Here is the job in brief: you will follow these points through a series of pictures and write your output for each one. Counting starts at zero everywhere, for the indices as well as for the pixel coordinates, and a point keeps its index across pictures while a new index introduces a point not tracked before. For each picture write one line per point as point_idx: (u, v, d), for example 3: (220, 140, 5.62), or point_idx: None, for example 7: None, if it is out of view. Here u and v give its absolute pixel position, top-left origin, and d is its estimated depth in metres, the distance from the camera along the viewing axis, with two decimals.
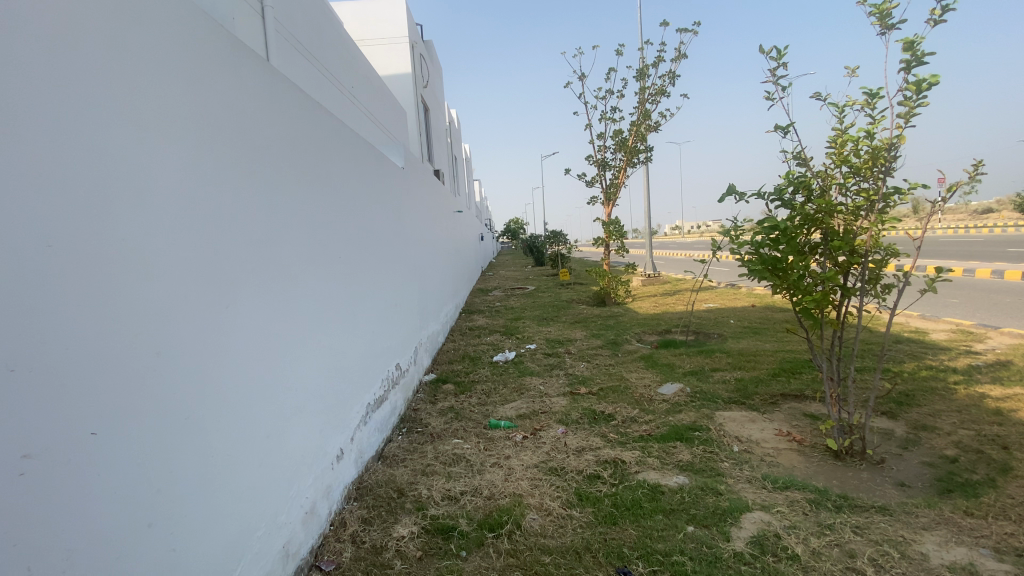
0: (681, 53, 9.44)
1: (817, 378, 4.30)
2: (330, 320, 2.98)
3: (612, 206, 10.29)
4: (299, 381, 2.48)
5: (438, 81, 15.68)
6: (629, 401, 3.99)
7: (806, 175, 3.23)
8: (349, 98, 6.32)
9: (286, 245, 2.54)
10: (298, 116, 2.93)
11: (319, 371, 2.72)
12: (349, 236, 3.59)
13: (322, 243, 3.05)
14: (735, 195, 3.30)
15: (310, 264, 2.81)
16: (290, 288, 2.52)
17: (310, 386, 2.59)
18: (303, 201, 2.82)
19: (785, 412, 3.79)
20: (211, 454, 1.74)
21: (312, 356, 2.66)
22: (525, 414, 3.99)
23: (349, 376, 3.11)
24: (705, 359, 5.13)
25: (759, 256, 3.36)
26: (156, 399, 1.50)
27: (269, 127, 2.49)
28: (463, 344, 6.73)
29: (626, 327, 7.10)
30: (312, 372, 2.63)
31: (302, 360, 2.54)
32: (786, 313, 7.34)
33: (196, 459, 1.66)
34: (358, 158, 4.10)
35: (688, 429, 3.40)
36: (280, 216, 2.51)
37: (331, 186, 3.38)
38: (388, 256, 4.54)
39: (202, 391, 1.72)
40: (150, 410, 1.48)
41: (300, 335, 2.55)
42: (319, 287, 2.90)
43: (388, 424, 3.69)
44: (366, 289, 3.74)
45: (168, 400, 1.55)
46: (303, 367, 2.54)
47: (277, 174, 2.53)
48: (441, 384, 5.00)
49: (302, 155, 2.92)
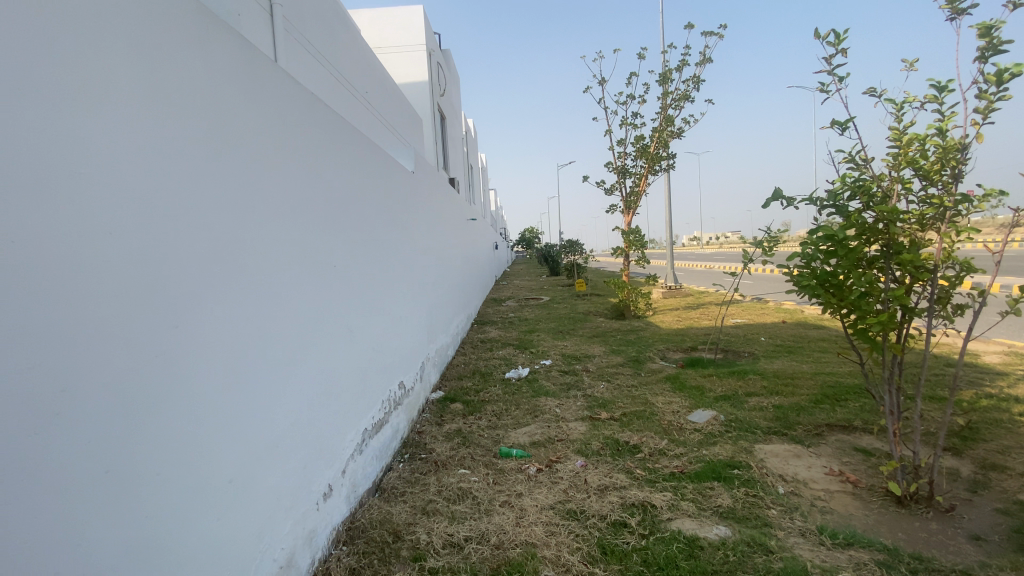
0: (706, 57, 9.06)
1: (867, 406, 3.83)
2: (323, 338, 2.67)
3: (632, 215, 9.89)
4: (282, 409, 2.17)
5: (455, 88, 15.53)
6: (656, 430, 3.59)
7: (865, 178, 2.77)
8: (361, 101, 6.07)
9: (275, 255, 2.24)
10: (300, 113, 2.63)
11: (307, 396, 2.40)
12: (351, 244, 3.29)
13: (317, 251, 2.74)
14: (782, 200, 2.89)
15: (302, 274, 2.51)
16: (275, 302, 2.21)
17: (295, 414, 2.27)
18: (298, 203, 2.51)
19: (832, 447, 3.34)
20: (161, 506, 1.44)
21: (299, 380, 2.35)
22: (539, 442, 3.61)
23: (344, 400, 2.79)
24: (737, 382, 4.69)
25: (810, 270, 2.91)
26: (84, 445, 1.20)
27: (266, 121, 2.21)
28: (474, 358, 6.38)
29: (648, 344, 6.67)
30: (297, 399, 2.31)
31: (286, 385, 2.22)
32: (820, 330, 6.82)
33: (138, 517, 1.35)
34: (365, 161, 3.81)
35: (725, 467, 2.98)
36: (269, 221, 2.22)
37: (333, 190, 3.09)
38: (394, 266, 4.23)
39: (152, 431, 1.41)
40: (75, 460, 1.18)
41: (285, 357, 2.24)
42: (312, 301, 2.59)
43: (387, 450, 3.34)
44: (367, 302, 3.42)
45: (100, 445, 1.24)
46: (287, 393, 2.23)
47: (271, 174, 2.24)
48: (449, 403, 4.64)
49: (302, 155, 2.61)
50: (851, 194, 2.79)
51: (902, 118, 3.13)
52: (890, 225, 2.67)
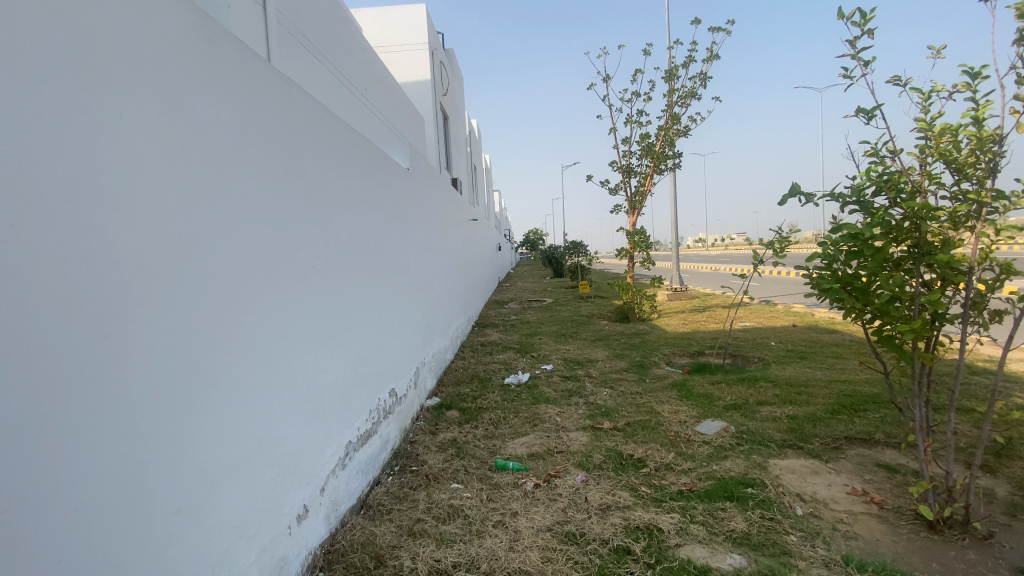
0: (714, 54, 8.83)
1: (888, 418, 3.59)
2: (302, 345, 2.45)
3: (637, 215, 9.65)
4: (247, 427, 1.95)
5: (458, 88, 15.33)
6: (662, 442, 3.36)
7: (893, 172, 2.53)
8: (358, 96, 5.88)
9: (243, 255, 2.02)
10: (276, 101, 2.43)
11: (278, 411, 2.18)
12: (339, 244, 3.07)
13: (298, 251, 2.53)
14: (800, 197, 2.67)
15: (276, 277, 2.29)
16: (243, 307, 2.00)
17: (263, 431, 2.05)
18: (272, 198, 2.30)
19: (853, 462, 3.11)
20: (69, 552, 1.20)
21: (270, 394, 2.13)
22: (537, 454, 3.39)
23: (325, 412, 2.59)
24: (748, 390, 4.45)
25: (832, 272, 2.66)
26: None
27: (228, 105, 1.98)
28: (472, 362, 6.17)
29: (653, 348, 6.44)
30: (266, 416, 2.09)
31: (254, 399, 2.01)
32: (832, 335, 6.56)
33: (37, 564, 1.13)
34: (357, 157, 3.59)
35: (738, 485, 2.75)
36: (237, 218, 1.99)
37: (319, 185, 2.88)
38: (388, 267, 4.01)
39: (54, 462, 1.17)
40: None
41: (252, 368, 2.02)
42: (289, 305, 2.38)
43: (375, 463, 3.13)
44: (356, 305, 3.22)
45: None
46: (254, 408, 2.01)
47: (237, 165, 2.01)
48: (444, 410, 4.43)
49: (278, 147, 2.41)
50: (875, 190, 2.56)
51: (928, 108, 2.89)
52: (920, 222, 2.43)
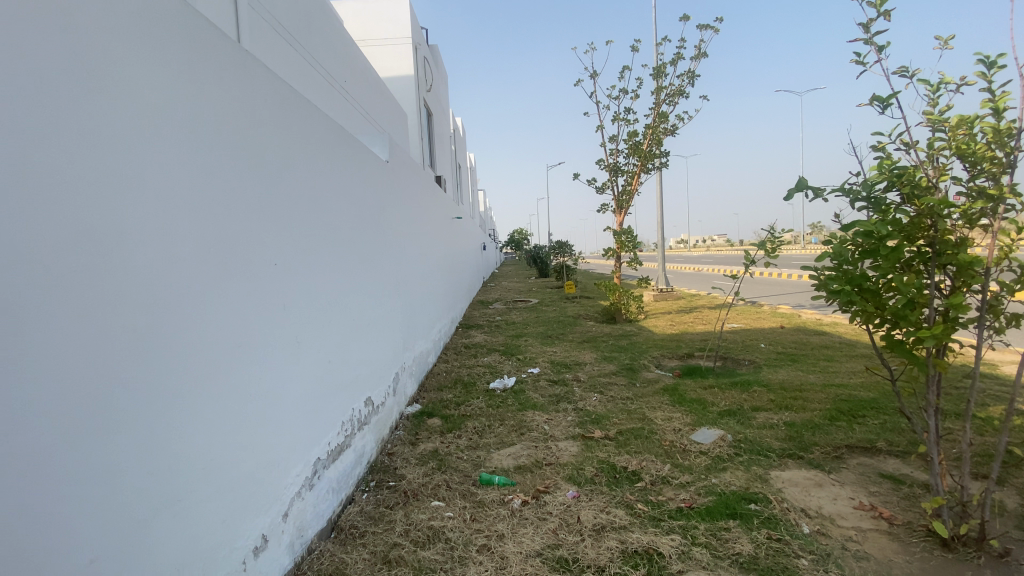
0: (702, 52, 8.71)
1: (888, 425, 3.46)
2: (264, 352, 2.19)
3: (624, 215, 9.51)
4: (198, 448, 1.69)
5: (442, 83, 15.01)
6: (657, 453, 3.18)
7: (906, 166, 2.36)
8: (336, 86, 5.58)
9: (198, 250, 1.76)
10: (241, 79, 2.16)
11: (234, 427, 1.92)
12: (310, 241, 2.81)
13: (263, 247, 2.27)
14: (807, 191, 2.48)
15: (238, 276, 2.03)
16: (196, 310, 1.73)
17: (216, 452, 1.79)
18: (233, 185, 2.03)
19: (856, 473, 2.96)
20: None
21: (225, 408, 1.87)
22: (524, 467, 3.18)
23: (291, 427, 2.33)
24: (741, 395, 4.29)
25: (842, 273, 2.44)
26: None
27: (181, 76, 1.71)
28: (456, 366, 5.92)
29: (642, 350, 6.28)
30: (220, 434, 1.83)
31: (206, 414, 1.74)
32: (822, 337, 6.47)
33: None
34: (333, 147, 3.33)
35: (740, 501, 2.57)
36: (191, 207, 1.73)
37: (289, 176, 2.61)
38: (365, 266, 3.74)
39: None
40: None
41: (205, 379, 1.76)
42: (251, 307, 2.12)
43: (349, 479, 2.87)
44: (329, 308, 2.96)
45: None
46: (206, 427, 1.74)
47: (191, 146, 1.74)
48: (425, 418, 4.19)
49: (242, 131, 2.14)
50: (887, 185, 2.40)
51: (936, 102, 2.73)
52: (936, 220, 2.26)
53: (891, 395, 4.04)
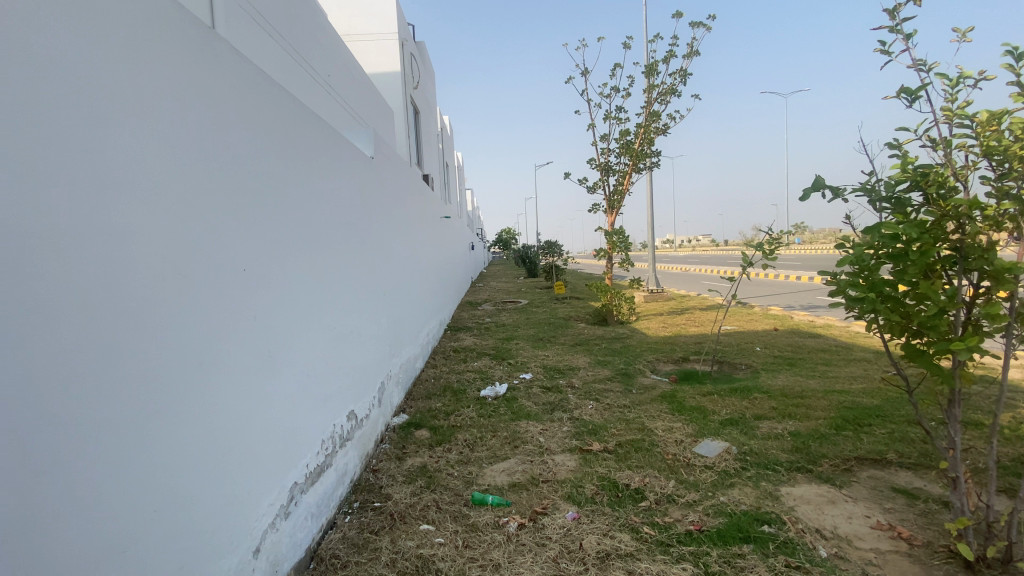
0: (694, 50, 8.59)
1: (897, 435, 3.32)
2: (233, 368, 1.96)
3: (615, 215, 9.36)
4: (148, 485, 1.46)
5: (429, 80, 14.71)
6: (659, 468, 3.00)
7: (932, 164, 2.21)
8: (319, 81, 5.32)
9: (148, 256, 1.53)
10: (207, 66, 1.93)
11: (196, 456, 1.69)
12: (288, 244, 2.58)
13: (234, 253, 2.04)
14: (825, 190, 2.34)
15: (201, 284, 1.79)
16: (145, 325, 1.50)
17: (173, 487, 1.57)
18: (197, 182, 1.80)
19: (868, 488, 2.82)
20: None
21: (184, 435, 1.64)
22: (519, 484, 2.98)
23: (263, 450, 2.10)
24: (742, 402, 4.14)
25: (864, 277, 2.28)
26: None
27: (125, 55, 1.48)
28: (445, 371, 5.70)
29: (636, 353, 6.13)
30: (178, 465, 1.60)
31: (158, 445, 1.52)
32: (817, 340, 6.38)
33: None
34: (315, 142, 3.09)
35: (753, 522, 2.40)
36: (138, 205, 1.49)
37: (265, 174, 2.38)
38: (350, 270, 3.51)
39: None
40: None
41: (157, 404, 1.53)
42: (218, 319, 1.89)
43: (330, 502, 2.65)
44: (309, 316, 2.73)
45: None
46: (158, 459, 1.51)
47: (138, 135, 1.51)
48: (413, 429, 3.97)
49: (208, 124, 1.91)
50: (909, 185, 2.27)
51: (954, 97, 2.58)
52: (963, 222, 2.11)
53: (896, 402, 3.92)
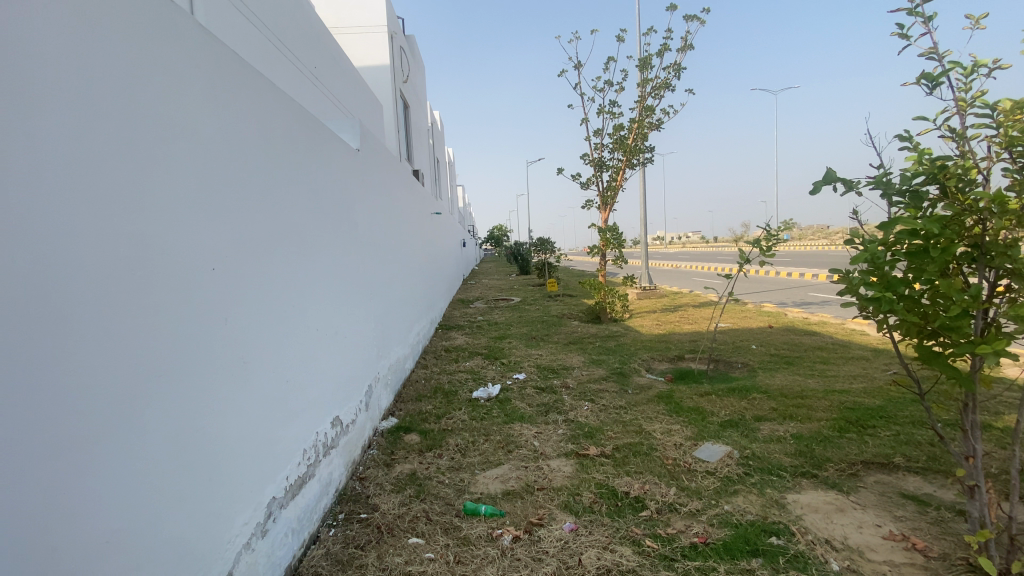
0: (688, 43, 8.46)
1: (903, 438, 3.27)
2: (201, 376, 1.79)
3: (609, 211, 9.24)
4: (89, 511, 1.29)
5: (419, 73, 14.45)
6: (659, 474, 2.88)
7: (951, 156, 2.11)
8: (305, 71, 5.10)
9: (95, 251, 1.34)
10: (174, 46, 1.75)
11: (155, 475, 1.52)
12: (268, 240, 2.40)
13: (205, 252, 1.87)
14: (837, 183, 2.24)
15: (163, 283, 1.61)
16: (89, 332, 1.32)
17: (123, 512, 1.39)
18: (159, 170, 1.62)
19: (876, 495, 2.72)
20: None
21: (139, 454, 1.46)
22: (513, 492, 2.84)
23: (237, 465, 1.92)
24: (741, 403, 4.03)
25: (880, 274, 2.17)
26: None
27: (68, 22, 1.30)
28: (435, 372, 5.54)
29: (631, 352, 6.01)
30: (130, 488, 1.42)
31: (105, 466, 1.34)
32: (813, 337, 6.30)
33: None
34: (299, 132, 2.91)
35: (760, 534, 2.29)
36: (80, 194, 1.31)
37: (243, 167, 2.20)
38: (336, 268, 3.34)
39: None
40: None
41: (103, 420, 1.35)
42: (185, 322, 1.71)
43: (313, 516, 2.48)
44: (291, 318, 2.56)
45: None
46: (103, 482, 1.34)
47: (82, 116, 1.33)
48: (402, 434, 3.81)
49: (175, 111, 1.73)
50: (925, 178, 2.18)
51: (968, 87, 2.48)
52: (983, 217, 2.02)
53: (898, 402, 3.85)
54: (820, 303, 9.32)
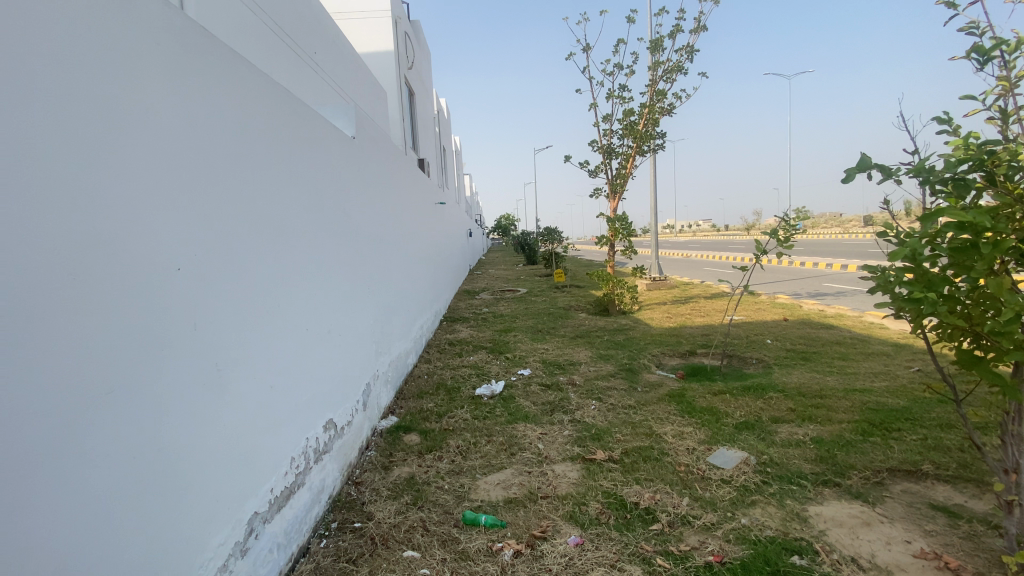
0: (702, 24, 8.13)
1: (930, 442, 3.07)
2: (168, 389, 1.60)
3: (618, 200, 8.99)
4: (23, 556, 1.12)
5: (424, 59, 14.14)
6: (672, 482, 2.71)
7: (1002, 141, 1.90)
8: (303, 54, 4.89)
9: (26, 256, 1.16)
10: (133, 20, 1.55)
11: (110, 506, 1.35)
12: (252, 235, 2.21)
13: (177, 250, 1.69)
14: (870, 171, 2.06)
15: (120, 286, 1.42)
16: (14, 349, 1.12)
17: (68, 552, 1.22)
18: (111, 159, 1.42)
19: (903, 506, 2.53)
20: None
21: (87, 484, 1.29)
22: (516, 500, 2.68)
23: (214, 482, 1.77)
24: (757, 402, 3.84)
25: (923, 274, 1.99)
26: None
27: None
28: (438, 367, 5.40)
29: (641, 347, 5.82)
30: (76, 525, 1.25)
31: (42, 503, 1.17)
32: (831, 331, 6.07)
33: None
34: (287, 119, 2.70)
35: (782, 553, 2.12)
36: (8, 187, 1.12)
37: (221, 156, 2.00)
38: (329, 262, 3.17)
39: None
40: None
41: (39, 449, 1.17)
42: (147, 329, 1.52)
43: (302, 527, 2.34)
44: (278, 317, 2.39)
45: None
46: (40, 520, 1.17)
47: (6, 94, 1.12)
48: (401, 434, 3.66)
49: (135, 93, 1.54)
50: (971, 165, 1.97)
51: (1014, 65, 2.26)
52: None
53: (924, 403, 3.64)
54: (836, 293, 9.04)
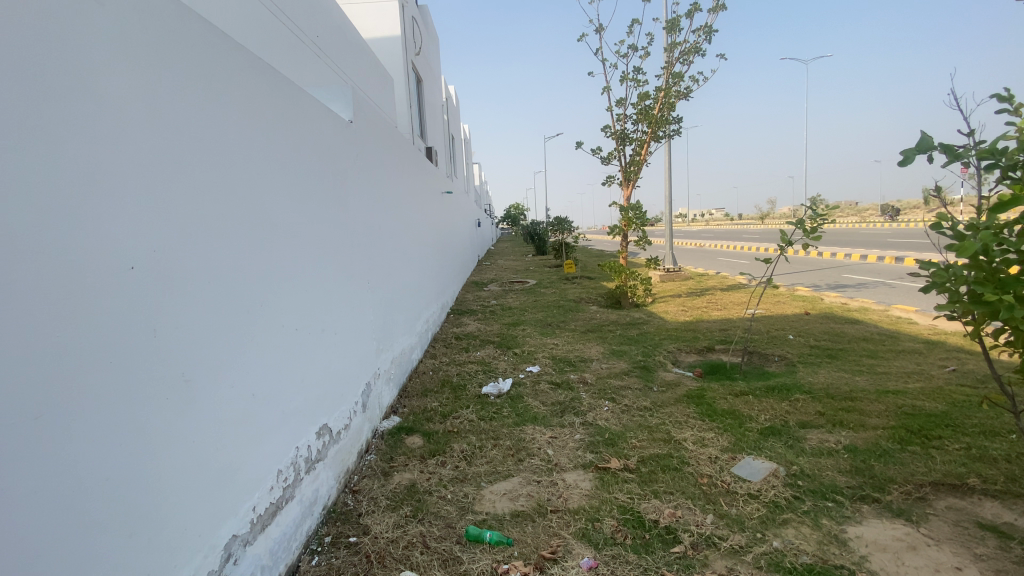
0: (721, 3, 7.75)
1: (975, 452, 2.82)
2: (123, 409, 1.36)
3: (631, 189, 8.66)
4: None
5: (433, 45, 13.80)
6: (693, 496, 2.49)
7: None
8: (304, 36, 4.64)
9: None
10: None
11: (46, 558, 1.12)
12: (234, 229, 2.00)
13: (144, 247, 1.48)
14: (931, 151, 1.81)
15: (56, 292, 1.18)
16: None
17: None
18: (41, 141, 1.17)
19: (950, 524, 2.28)
20: None
21: (8, 534, 1.05)
22: (523, 514, 2.48)
23: (188, 507, 1.58)
24: (783, 405, 3.58)
25: (989, 269, 1.74)
26: None
27: None
28: (444, 363, 5.20)
29: (655, 342, 5.57)
30: None
31: None
32: (856, 327, 5.76)
33: None
34: (278, 102, 2.47)
35: None
36: None
37: (199, 140, 1.78)
38: (323, 257, 2.94)
39: None
40: None
41: None
42: (92, 340, 1.27)
43: (293, 544, 2.16)
44: (261, 318, 2.16)
45: None
46: None
47: None
48: (402, 437, 3.47)
49: (90, 62, 1.32)
50: None
51: None
52: None
53: (964, 407, 3.38)
54: (857, 285, 8.68)
